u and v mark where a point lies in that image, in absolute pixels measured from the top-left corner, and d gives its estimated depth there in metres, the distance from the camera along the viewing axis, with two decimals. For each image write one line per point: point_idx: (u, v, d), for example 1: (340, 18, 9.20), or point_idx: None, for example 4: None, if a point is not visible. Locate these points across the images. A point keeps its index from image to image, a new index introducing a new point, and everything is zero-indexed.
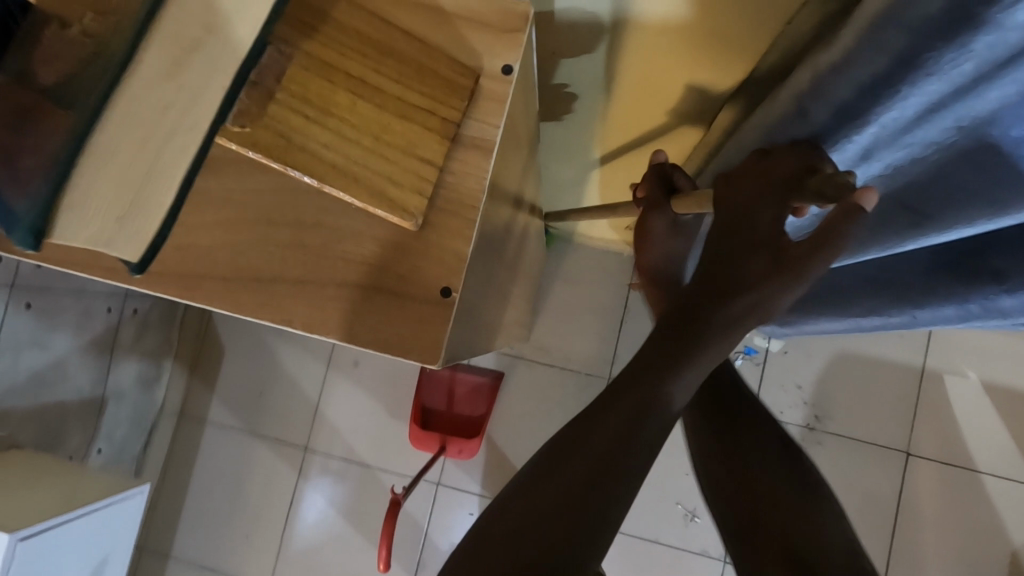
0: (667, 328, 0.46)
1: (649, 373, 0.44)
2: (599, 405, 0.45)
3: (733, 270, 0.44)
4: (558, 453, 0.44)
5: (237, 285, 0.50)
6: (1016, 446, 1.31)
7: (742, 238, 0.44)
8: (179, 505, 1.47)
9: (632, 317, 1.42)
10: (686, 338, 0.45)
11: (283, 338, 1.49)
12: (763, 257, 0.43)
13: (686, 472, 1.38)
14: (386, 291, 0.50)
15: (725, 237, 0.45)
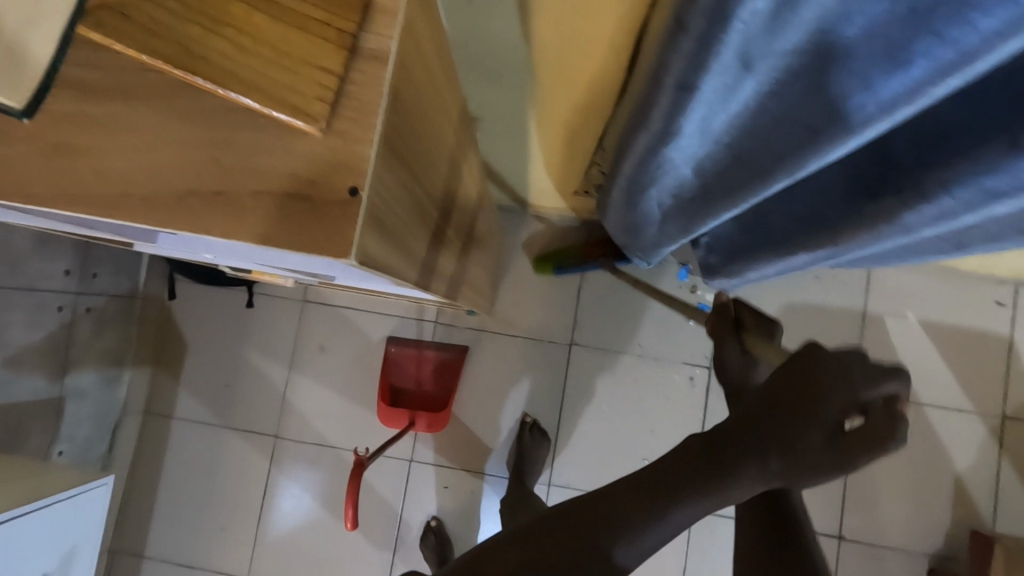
0: (710, 445, 0.52)
1: (670, 478, 0.52)
2: (629, 483, 0.53)
3: (786, 434, 0.48)
4: (573, 511, 0.52)
5: (139, 200, 0.42)
6: (954, 378, 1.39)
7: (785, 425, 0.48)
8: (151, 502, 1.46)
9: (589, 283, 1.45)
10: (710, 470, 0.51)
11: (245, 330, 1.48)
12: (815, 434, 0.46)
13: (652, 429, 1.43)
14: (304, 199, 0.41)
15: (786, 395, 0.48)
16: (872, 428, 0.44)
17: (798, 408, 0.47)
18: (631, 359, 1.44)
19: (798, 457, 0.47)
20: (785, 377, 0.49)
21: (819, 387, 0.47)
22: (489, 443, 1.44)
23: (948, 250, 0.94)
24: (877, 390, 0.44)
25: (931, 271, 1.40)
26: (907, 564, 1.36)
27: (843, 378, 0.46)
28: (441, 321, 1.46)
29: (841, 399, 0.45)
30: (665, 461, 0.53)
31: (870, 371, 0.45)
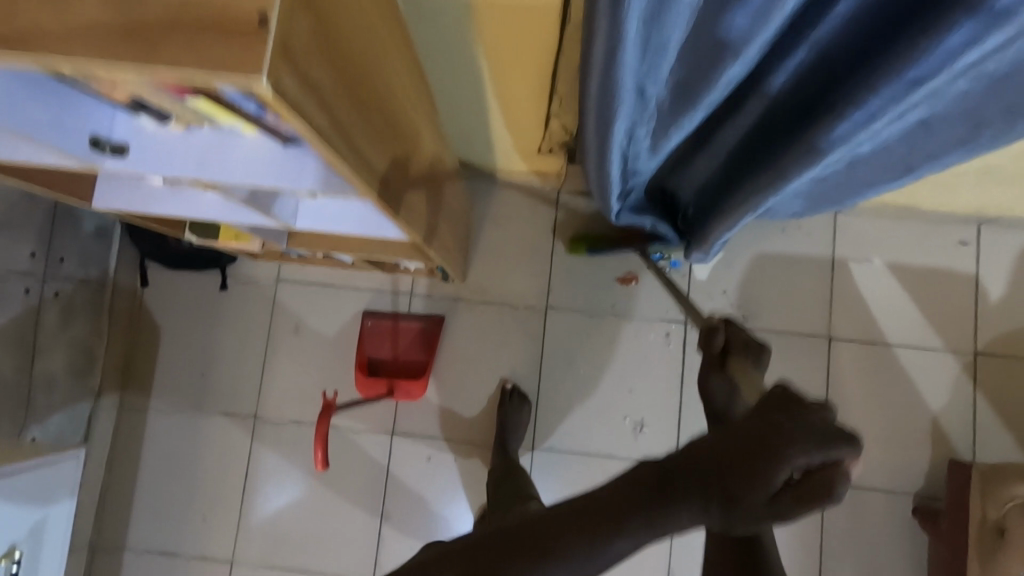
0: (657, 481, 0.53)
1: (617, 512, 0.53)
2: (572, 513, 0.54)
3: (730, 478, 0.49)
4: (508, 540, 0.54)
5: (54, 37, 0.43)
6: (923, 317, 1.41)
7: (729, 474, 0.49)
8: (130, 494, 1.43)
9: (560, 246, 1.46)
10: (659, 501, 0.52)
11: (219, 312, 1.47)
12: (756, 489, 0.48)
13: (631, 387, 1.43)
14: (212, 22, 0.43)
15: (732, 443, 0.51)
16: (811, 489, 0.46)
17: (739, 460, 0.49)
18: (608, 319, 1.44)
19: (731, 512, 0.49)
20: (730, 428, 0.52)
21: (770, 442, 0.48)
22: (471, 410, 1.44)
23: (894, 176, 0.97)
24: (820, 452, 0.47)
25: (894, 214, 1.43)
26: (891, 504, 1.36)
27: (778, 429, 0.48)
28: (417, 292, 1.46)
29: (786, 460, 0.47)
30: (613, 495, 0.55)
31: (814, 431, 0.47)
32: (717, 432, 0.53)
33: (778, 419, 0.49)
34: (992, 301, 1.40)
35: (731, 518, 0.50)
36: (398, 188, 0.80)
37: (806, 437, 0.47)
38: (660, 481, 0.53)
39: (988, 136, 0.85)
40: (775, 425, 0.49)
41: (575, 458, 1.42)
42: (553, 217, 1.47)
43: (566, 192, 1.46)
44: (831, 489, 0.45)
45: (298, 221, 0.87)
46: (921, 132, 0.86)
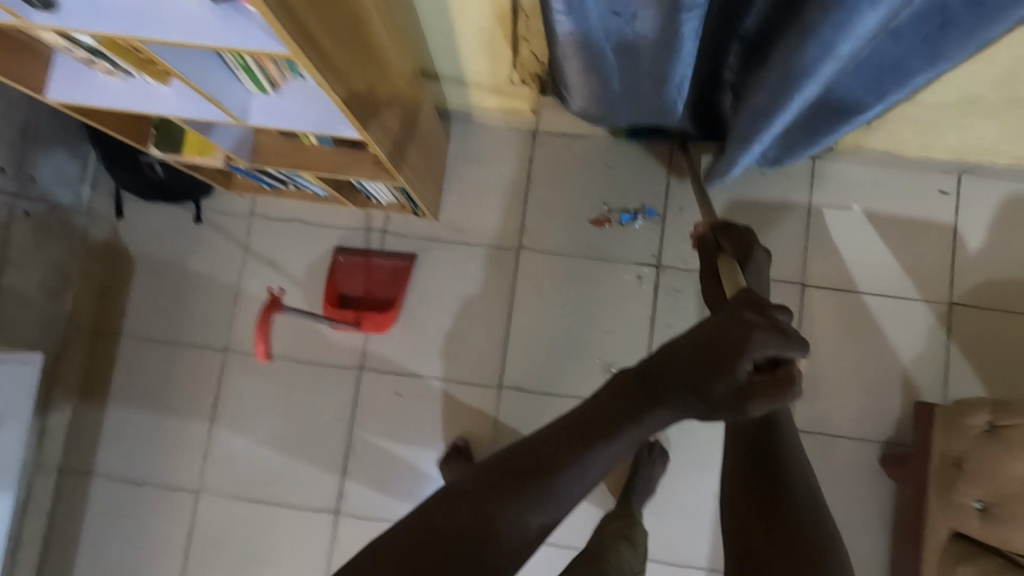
0: (647, 385, 0.72)
1: (620, 415, 0.70)
2: (580, 425, 0.69)
3: (711, 371, 0.69)
4: (529, 453, 0.66)
5: None
6: (900, 266, 1.39)
7: (704, 370, 0.69)
8: (99, 420, 1.44)
9: (535, 188, 1.46)
10: (655, 394, 0.71)
11: (192, 245, 1.47)
12: (728, 380, 0.68)
13: (602, 328, 1.42)
14: None
15: (717, 345, 0.70)
16: (773, 381, 0.68)
17: (720, 350, 0.69)
18: (580, 261, 1.44)
19: (711, 403, 0.69)
20: (702, 333, 0.72)
21: (740, 339, 0.69)
22: (440, 348, 1.43)
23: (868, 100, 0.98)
24: (781, 347, 0.68)
25: (875, 161, 1.41)
26: (859, 451, 1.35)
27: (744, 328, 0.70)
28: (390, 230, 1.46)
29: (750, 356, 0.68)
30: (612, 405, 0.71)
31: (773, 329, 0.69)
32: (691, 336, 0.73)
33: (741, 325, 0.70)
34: (970, 251, 1.38)
35: (712, 409, 0.69)
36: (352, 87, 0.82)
37: (769, 338, 0.68)
38: (648, 386, 0.72)
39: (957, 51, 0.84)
40: (742, 322, 0.71)
41: (543, 398, 1.41)
42: (530, 158, 1.46)
43: (542, 132, 1.46)
44: (783, 373, 0.68)
45: (251, 118, 0.87)
46: (886, 44, 0.87)
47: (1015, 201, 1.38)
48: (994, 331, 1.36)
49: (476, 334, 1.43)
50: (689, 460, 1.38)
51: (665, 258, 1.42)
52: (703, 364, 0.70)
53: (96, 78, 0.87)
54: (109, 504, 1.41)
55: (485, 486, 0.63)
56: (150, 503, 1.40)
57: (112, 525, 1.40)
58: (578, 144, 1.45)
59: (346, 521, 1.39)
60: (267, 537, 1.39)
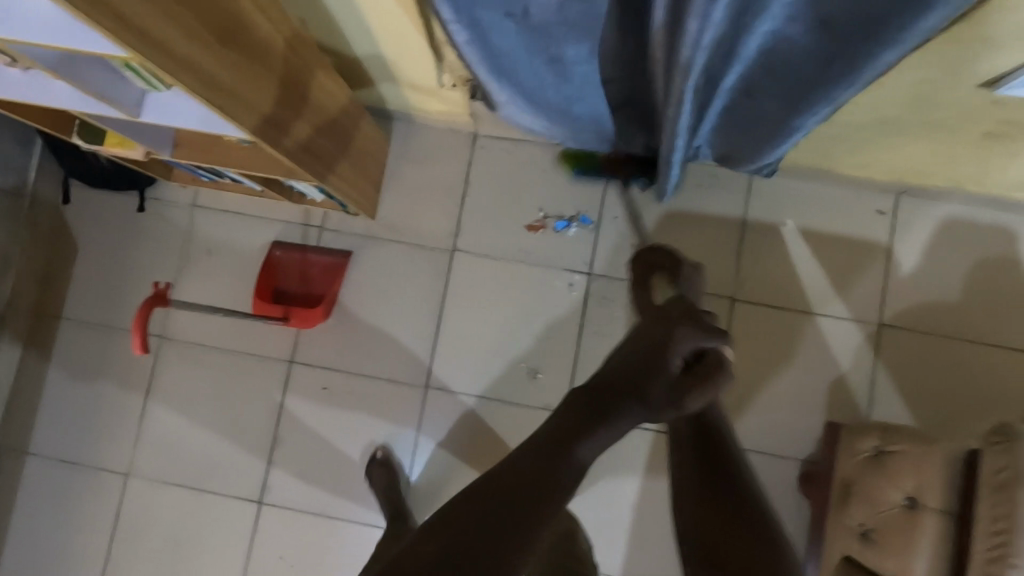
0: (601, 390, 0.79)
1: (588, 419, 0.75)
2: (550, 434, 0.73)
3: (658, 368, 0.80)
4: (503, 478, 0.68)
5: None
6: (832, 284, 1.39)
7: (641, 373, 0.80)
8: (37, 399, 1.47)
9: (473, 191, 1.46)
10: (615, 398, 0.78)
11: (135, 233, 1.50)
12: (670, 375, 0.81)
13: (531, 333, 1.43)
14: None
15: (656, 347, 0.82)
16: (704, 374, 0.81)
17: (658, 351, 0.81)
18: (513, 265, 1.44)
19: (653, 402, 0.79)
20: (640, 337, 0.85)
21: (669, 336, 0.83)
22: (370, 344, 1.45)
23: (786, 128, 0.96)
24: (706, 339, 0.82)
25: (812, 178, 1.40)
26: (777, 468, 1.35)
27: (673, 326, 0.84)
28: (328, 227, 1.48)
29: (677, 352, 0.82)
30: (578, 417, 0.75)
31: (697, 324, 0.83)
32: (631, 342, 0.85)
33: (667, 323, 0.85)
34: (903, 273, 1.37)
35: (653, 407, 0.79)
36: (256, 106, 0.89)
37: (695, 332, 0.83)
38: (603, 393, 0.78)
39: (860, 73, 0.81)
40: (665, 320, 0.86)
41: (468, 399, 1.42)
42: (470, 160, 1.47)
43: (482, 135, 1.47)
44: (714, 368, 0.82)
45: (145, 113, 0.88)
46: (788, 60, 0.85)
47: (951, 225, 1.37)
48: (922, 355, 1.35)
49: (406, 333, 1.45)
50: (610, 468, 1.39)
51: (597, 266, 1.43)
52: (645, 365, 0.80)
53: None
54: (43, 481, 1.45)
55: (475, 515, 0.65)
56: (82, 483, 1.44)
57: (45, 501, 1.44)
58: (517, 149, 1.46)
59: (269, 510, 1.42)
60: (192, 523, 1.42)
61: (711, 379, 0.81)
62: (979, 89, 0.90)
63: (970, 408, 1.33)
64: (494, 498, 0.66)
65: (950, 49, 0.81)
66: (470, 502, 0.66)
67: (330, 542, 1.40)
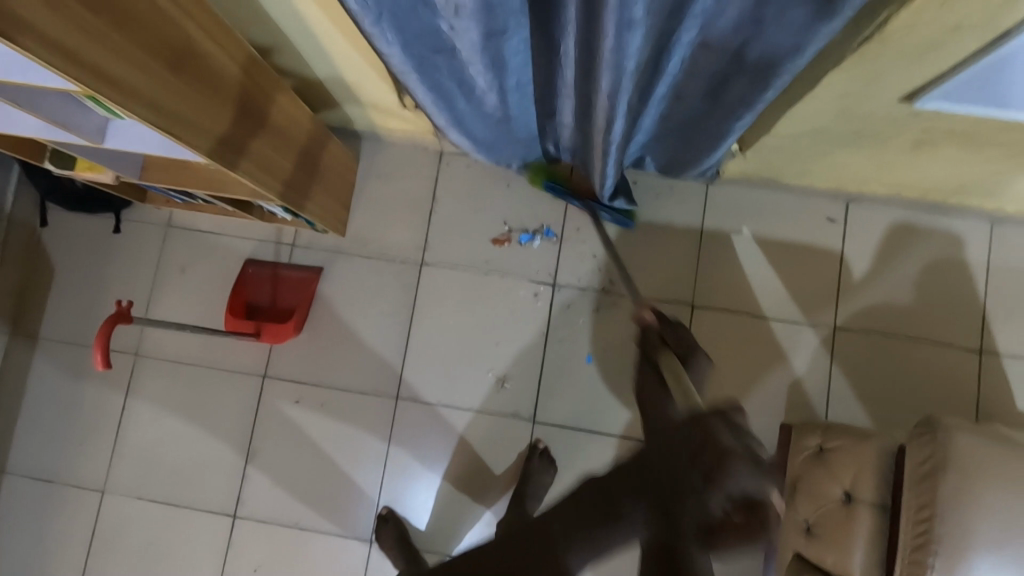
0: (611, 504, 0.85)
1: (581, 530, 0.86)
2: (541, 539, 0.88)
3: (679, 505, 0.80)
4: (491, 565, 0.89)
5: None
6: (787, 290, 1.43)
7: (673, 493, 0.80)
8: (15, 416, 1.50)
9: (440, 206, 1.51)
10: (615, 512, 0.84)
11: (111, 254, 1.54)
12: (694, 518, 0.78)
13: (497, 343, 1.47)
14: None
15: (684, 478, 0.80)
16: (749, 529, 0.76)
17: (685, 482, 0.80)
18: (480, 278, 1.48)
19: (682, 529, 0.79)
20: (670, 453, 0.83)
21: (715, 473, 0.77)
22: (341, 357, 1.49)
23: (711, 124, 1.03)
24: (758, 489, 0.77)
25: (764, 187, 1.45)
26: None
27: (709, 459, 0.78)
28: (299, 243, 1.52)
29: (713, 495, 0.77)
30: (575, 520, 0.86)
31: (751, 464, 0.77)
32: (658, 449, 0.84)
33: (703, 448, 0.80)
34: (855, 276, 1.42)
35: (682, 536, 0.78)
36: (222, 140, 0.97)
37: (733, 479, 0.76)
38: (603, 505, 0.85)
39: (761, 81, 0.88)
40: (708, 445, 0.79)
41: (438, 409, 1.46)
42: (436, 177, 1.51)
43: (448, 152, 1.52)
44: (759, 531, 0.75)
45: (107, 139, 0.93)
46: (694, 73, 0.92)
47: (899, 230, 1.42)
48: (875, 354, 1.40)
49: (377, 345, 1.48)
50: (577, 474, 1.42)
51: (560, 277, 1.47)
52: (681, 486, 0.80)
53: None
54: (19, 499, 1.47)
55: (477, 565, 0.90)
56: (58, 500, 1.46)
57: (22, 520, 1.46)
58: (481, 165, 1.51)
59: (244, 522, 1.44)
60: (168, 538, 1.44)
61: (745, 534, 0.76)
62: (899, 101, 0.96)
63: (923, 405, 1.38)
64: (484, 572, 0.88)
65: (861, 64, 0.87)
66: (479, 562, 0.90)
67: (305, 553, 1.43)
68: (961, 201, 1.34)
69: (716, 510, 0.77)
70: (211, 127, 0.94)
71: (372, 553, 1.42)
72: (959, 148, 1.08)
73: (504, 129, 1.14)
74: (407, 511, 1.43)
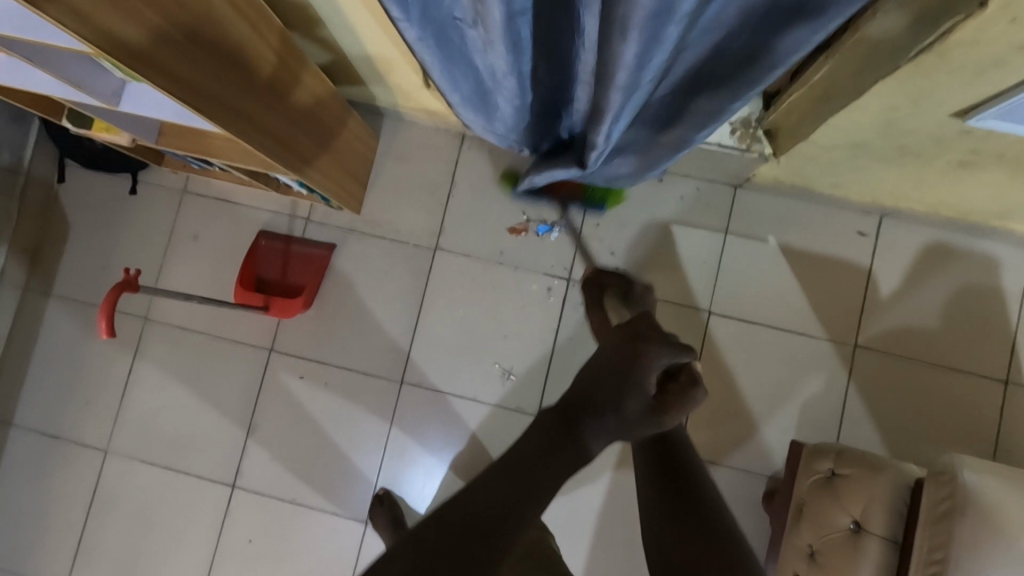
0: (567, 412, 0.74)
1: (555, 442, 0.71)
2: (504, 467, 0.68)
3: (629, 385, 0.76)
4: (441, 513, 0.62)
5: None
6: (809, 303, 1.39)
7: (619, 383, 0.76)
8: (24, 367, 1.51)
9: (458, 190, 1.47)
10: (581, 415, 0.74)
11: (125, 215, 1.53)
12: (642, 394, 0.77)
13: (506, 334, 1.44)
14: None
15: (621, 363, 0.78)
16: (678, 390, 0.80)
17: (629, 370, 0.77)
18: (493, 267, 1.46)
19: (625, 413, 0.76)
20: (602, 356, 0.79)
21: (646, 350, 0.78)
22: (348, 336, 1.47)
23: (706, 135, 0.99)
24: (677, 354, 0.78)
25: (793, 195, 1.39)
26: (744, 483, 1.36)
27: (637, 343, 0.79)
28: (314, 219, 1.50)
29: (652, 366, 0.77)
30: (544, 439, 0.71)
31: (666, 338, 0.79)
32: (592, 359, 0.80)
33: (627, 342, 0.79)
34: (882, 295, 1.37)
35: (626, 420, 0.76)
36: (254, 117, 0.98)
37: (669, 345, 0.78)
38: (568, 414, 0.74)
39: None
40: (630, 338, 0.79)
41: (440, 397, 1.44)
42: (457, 161, 1.48)
43: (470, 136, 1.48)
44: (691, 391, 0.80)
45: (124, 102, 0.90)
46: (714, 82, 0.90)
47: (932, 249, 1.37)
48: (898, 379, 1.35)
49: (385, 329, 1.47)
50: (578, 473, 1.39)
51: (576, 272, 1.43)
52: (626, 378, 0.77)
53: None
54: (25, 451, 1.49)
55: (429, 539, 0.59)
56: (62, 455, 1.47)
57: (28, 471, 1.48)
58: (503, 151, 1.47)
59: (242, 494, 1.44)
60: (166, 501, 1.45)
61: (678, 399, 0.80)
62: (951, 117, 0.90)
63: (940, 433, 1.33)
64: (438, 527, 0.60)
65: (915, 78, 0.82)
66: (429, 527, 0.60)
67: (300, 529, 1.43)
68: (1002, 225, 1.28)
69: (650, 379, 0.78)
70: (244, 109, 0.95)
71: (367, 534, 1.42)
72: (1005, 173, 1.03)
73: (520, 124, 1.13)
74: (406, 495, 1.42)
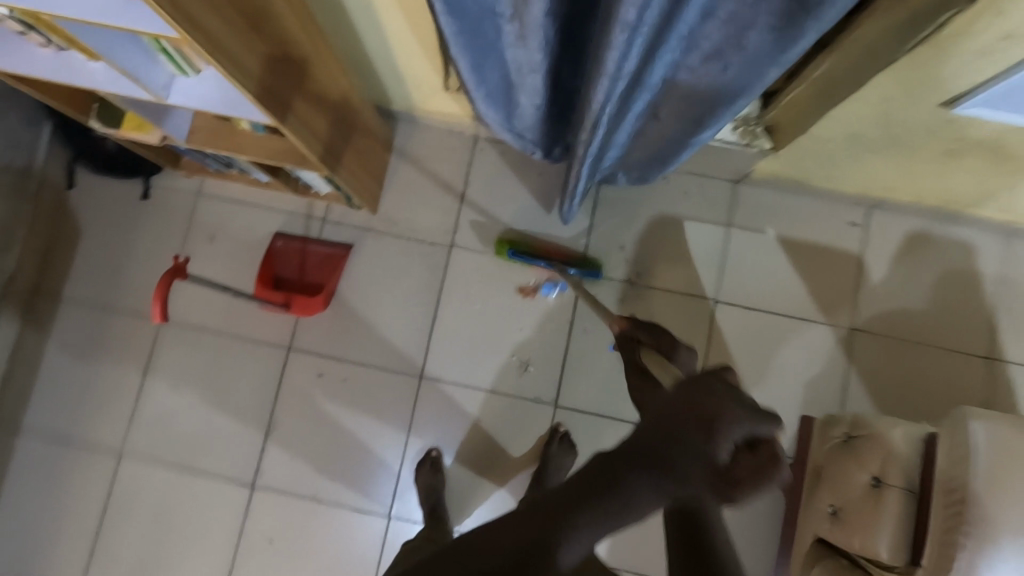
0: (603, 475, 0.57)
1: (580, 507, 0.55)
2: (525, 517, 0.55)
3: (686, 452, 0.58)
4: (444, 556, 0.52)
5: None
6: (808, 290, 1.47)
7: (676, 449, 0.58)
8: (33, 372, 1.49)
9: (471, 189, 1.53)
10: (618, 483, 0.57)
11: (138, 218, 1.53)
12: (704, 467, 0.58)
13: (522, 327, 1.48)
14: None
15: (673, 419, 0.60)
16: (761, 468, 0.58)
17: (690, 434, 0.59)
18: (507, 263, 1.50)
19: (681, 486, 0.58)
20: (652, 416, 0.62)
21: (714, 412, 0.60)
22: (366, 333, 1.49)
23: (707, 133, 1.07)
24: (757, 425, 0.60)
25: (789, 190, 1.49)
26: None
27: (697, 402, 0.61)
28: (330, 220, 1.53)
29: (723, 435, 0.59)
30: (569, 492, 0.56)
31: (743, 405, 0.61)
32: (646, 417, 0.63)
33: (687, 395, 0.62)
34: (874, 282, 1.47)
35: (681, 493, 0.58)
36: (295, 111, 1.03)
37: (746, 413, 0.60)
38: (607, 474, 0.57)
39: None
40: (690, 398, 0.62)
41: (459, 390, 1.47)
42: (470, 162, 1.53)
43: (483, 138, 1.54)
44: (774, 472, 0.58)
45: (172, 96, 0.94)
46: None
47: (917, 238, 1.47)
48: (892, 358, 1.44)
49: (403, 325, 1.50)
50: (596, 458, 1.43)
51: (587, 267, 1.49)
52: (685, 443, 0.58)
53: (27, 47, 0.93)
54: (35, 457, 1.45)
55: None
56: (74, 460, 1.45)
57: (37, 477, 1.45)
58: (515, 152, 1.53)
59: (261, 493, 1.44)
60: (183, 502, 1.43)
61: (758, 484, 0.58)
62: (939, 107, 1.00)
63: (932, 408, 1.42)
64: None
65: (909, 70, 0.92)
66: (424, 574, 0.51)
67: (321, 526, 1.43)
68: (979, 212, 1.39)
69: (720, 452, 0.59)
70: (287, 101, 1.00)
71: (389, 528, 1.43)
72: (986, 161, 1.13)
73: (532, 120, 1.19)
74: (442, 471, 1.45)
